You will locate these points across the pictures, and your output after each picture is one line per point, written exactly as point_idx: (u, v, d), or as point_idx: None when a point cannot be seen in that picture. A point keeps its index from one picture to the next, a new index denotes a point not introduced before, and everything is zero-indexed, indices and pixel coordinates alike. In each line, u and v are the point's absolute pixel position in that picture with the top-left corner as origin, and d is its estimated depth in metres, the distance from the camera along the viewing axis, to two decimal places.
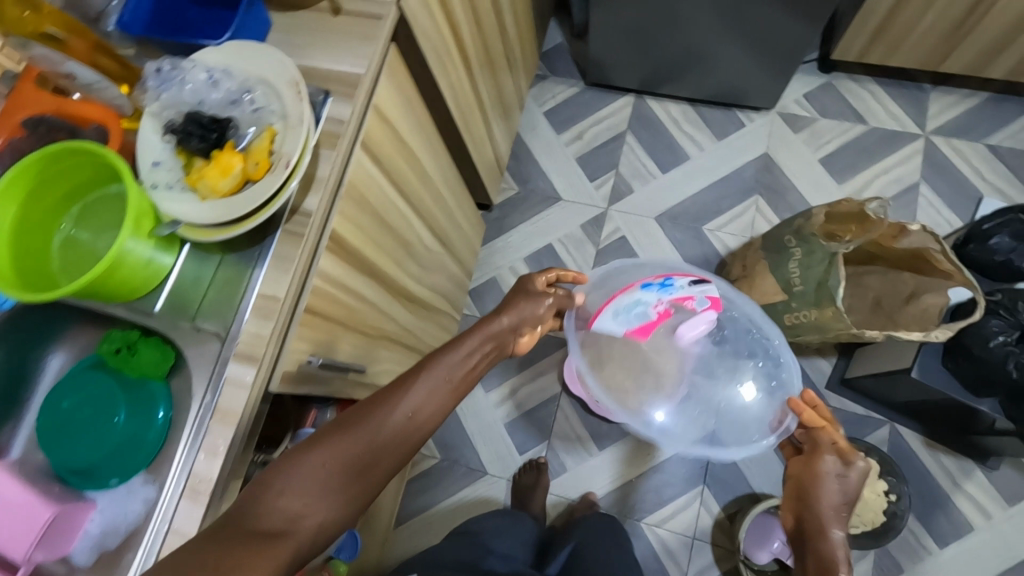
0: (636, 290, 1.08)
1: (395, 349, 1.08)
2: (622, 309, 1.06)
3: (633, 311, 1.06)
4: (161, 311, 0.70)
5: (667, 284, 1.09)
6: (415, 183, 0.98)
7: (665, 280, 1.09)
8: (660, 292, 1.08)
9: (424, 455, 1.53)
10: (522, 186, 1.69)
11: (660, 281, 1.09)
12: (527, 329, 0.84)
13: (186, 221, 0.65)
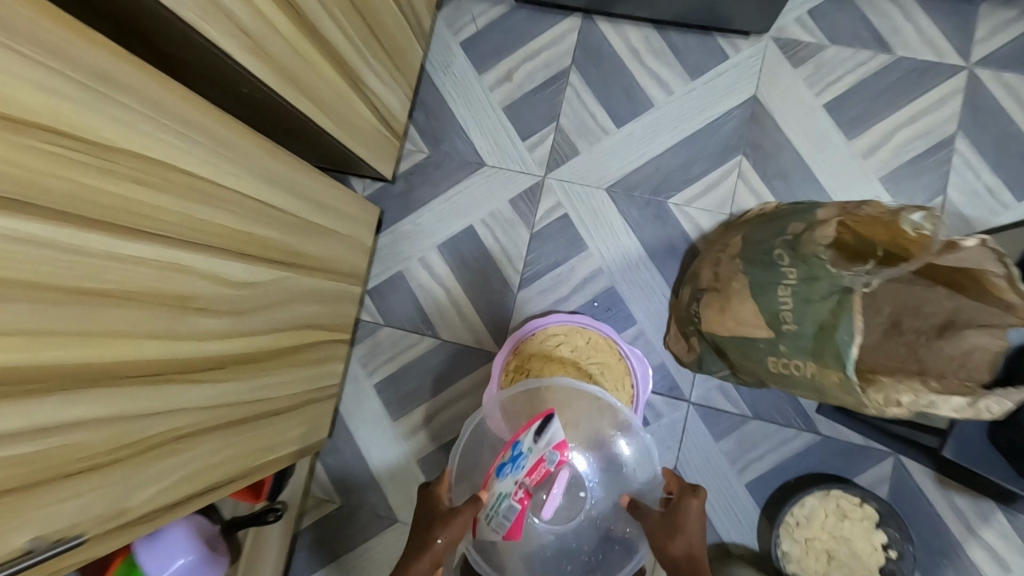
0: (492, 481, 0.96)
1: (200, 440, 0.74)
2: (491, 512, 0.95)
3: (502, 510, 0.94)
4: None
5: (518, 456, 0.95)
6: (171, 210, 0.60)
7: (514, 452, 0.96)
8: (513, 472, 0.94)
9: (321, 499, 1.25)
10: (434, 149, 1.29)
11: (508, 459, 0.96)
12: (439, 536, 0.92)
13: None
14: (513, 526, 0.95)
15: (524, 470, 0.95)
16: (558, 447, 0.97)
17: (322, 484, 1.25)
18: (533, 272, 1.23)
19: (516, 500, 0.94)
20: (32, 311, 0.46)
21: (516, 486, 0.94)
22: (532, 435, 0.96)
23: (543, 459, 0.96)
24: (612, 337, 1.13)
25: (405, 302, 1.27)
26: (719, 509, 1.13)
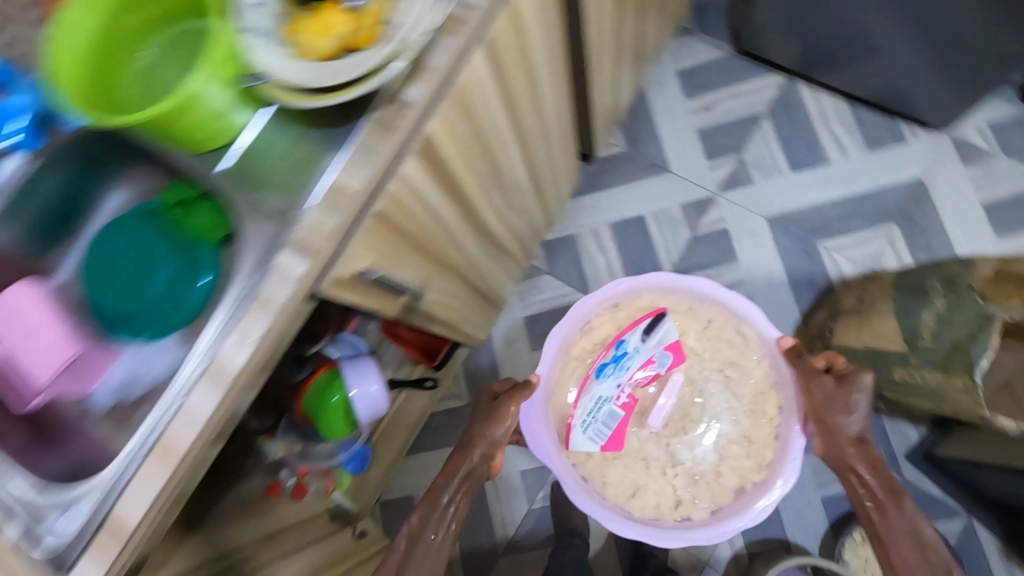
0: (589, 384, 0.97)
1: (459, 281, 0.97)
2: (587, 419, 0.97)
3: (603, 421, 0.97)
4: (224, 173, 0.62)
5: (622, 354, 0.97)
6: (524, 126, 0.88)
7: (618, 351, 0.97)
8: (616, 376, 0.97)
9: (451, 396, 1.49)
10: (631, 146, 1.52)
11: (610, 359, 0.97)
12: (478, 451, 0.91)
13: (275, 80, 0.57)
14: (614, 437, 0.98)
15: (627, 370, 0.97)
16: (668, 349, 1.00)
17: (455, 383, 1.49)
18: (684, 267, 1.44)
19: (617, 407, 0.97)
20: (466, 113, 0.69)
21: (617, 388, 0.97)
22: (639, 334, 0.98)
23: (652, 360, 1.00)
24: (736, 311, 1.04)
25: (571, 261, 1.50)
26: (793, 511, 1.28)
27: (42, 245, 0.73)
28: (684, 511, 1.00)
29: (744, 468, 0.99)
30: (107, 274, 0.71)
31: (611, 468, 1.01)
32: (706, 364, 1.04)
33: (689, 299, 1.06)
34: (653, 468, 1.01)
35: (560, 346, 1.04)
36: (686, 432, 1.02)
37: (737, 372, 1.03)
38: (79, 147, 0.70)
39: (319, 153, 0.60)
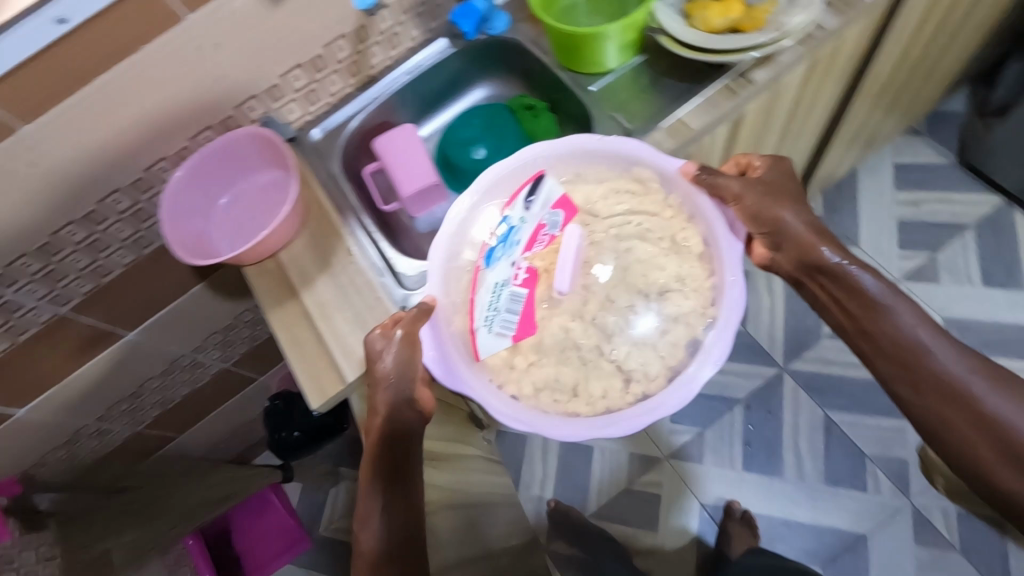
0: (480, 277, 0.73)
1: None
2: (490, 314, 0.70)
3: (509, 310, 0.69)
4: (596, 92, 0.84)
5: (511, 232, 0.73)
6: (783, 144, 1.05)
7: (504, 228, 0.74)
8: (502, 258, 0.73)
9: None
10: (828, 213, 1.62)
11: (497, 243, 0.74)
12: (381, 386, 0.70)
13: (669, 35, 0.78)
14: (526, 324, 0.70)
15: (525, 246, 0.72)
16: (558, 207, 0.74)
17: None
18: None
19: (518, 284, 0.70)
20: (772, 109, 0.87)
21: (512, 265, 0.71)
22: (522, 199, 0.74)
23: (544, 225, 0.73)
24: (700, 214, 0.75)
25: None
26: None
27: (417, 104, 0.98)
28: (637, 390, 0.70)
29: (691, 309, 0.72)
30: (459, 141, 0.95)
31: (545, 359, 0.72)
32: (642, 270, 0.73)
33: (623, 173, 0.79)
34: (585, 357, 0.72)
35: (457, 239, 0.79)
36: (626, 310, 0.72)
37: (654, 226, 0.76)
38: (491, 45, 0.93)
39: (670, 97, 0.81)
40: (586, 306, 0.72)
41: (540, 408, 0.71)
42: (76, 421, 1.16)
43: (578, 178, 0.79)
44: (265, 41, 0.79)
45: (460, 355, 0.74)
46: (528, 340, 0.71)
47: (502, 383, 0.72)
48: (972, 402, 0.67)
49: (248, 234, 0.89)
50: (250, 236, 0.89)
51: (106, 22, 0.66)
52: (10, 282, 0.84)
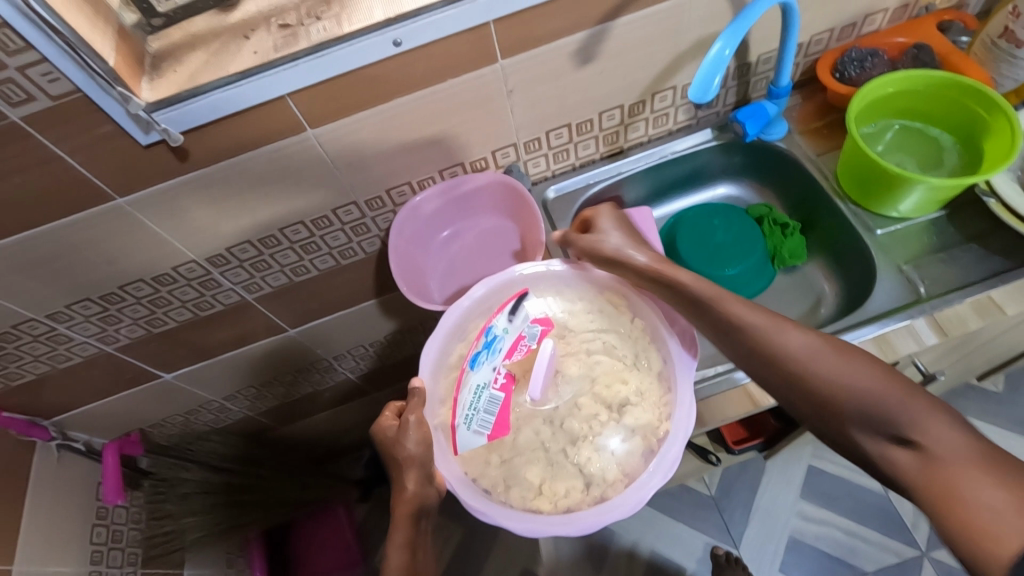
0: (463, 377, 0.59)
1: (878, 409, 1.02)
2: (469, 414, 0.57)
3: (484, 411, 0.56)
4: (883, 237, 0.75)
5: (493, 339, 0.60)
6: None
7: (486, 333, 0.61)
8: (489, 360, 0.58)
9: (701, 483, 1.48)
10: (1010, 393, 1.45)
11: (481, 345, 0.60)
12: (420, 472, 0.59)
13: (1001, 201, 0.68)
14: (502, 424, 0.57)
15: (506, 354, 0.58)
16: (539, 322, 0.60)
17: (712, 472, 1.48)
18: None
19: (498, 388, 0.57)
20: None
21: (495, 370, 0.57)
22: (503, 313, 0.61)
23: (524, 338, 0.59)
24: (658, 333, 0.65)
25: None
26: None
27: (654, 186, 0.92)
28: (596, 492, 0.58)
29: (646, 424, 0.60)
30: (696, 237, 0.87)
31: (517, 460, 0.60)
32: (600, 382, 0.62)
33: (594, 297, 0.69)
34: (553, 456, 0.60)
35: (454, 338, 0.67)
36: (594, 426, 0.60)
37: (619, 342, 0.65)
38: (758, 149, 0.86)
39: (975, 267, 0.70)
40: (557, 413, 0.61)
41: (509, 502, 0.59)
42: (206, 394, 1.14)
43: (557, 299, 0.69)
44: (552, 97, 0.75)
45: (440, 453, 0.61)
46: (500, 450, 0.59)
47: (483, 477, 0.60)
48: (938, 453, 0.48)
49: (460, 278, 0.86)
50: (462, 280, 0.86)
51: (432, 51, 0.63)
52: (222, 263, 0.82)
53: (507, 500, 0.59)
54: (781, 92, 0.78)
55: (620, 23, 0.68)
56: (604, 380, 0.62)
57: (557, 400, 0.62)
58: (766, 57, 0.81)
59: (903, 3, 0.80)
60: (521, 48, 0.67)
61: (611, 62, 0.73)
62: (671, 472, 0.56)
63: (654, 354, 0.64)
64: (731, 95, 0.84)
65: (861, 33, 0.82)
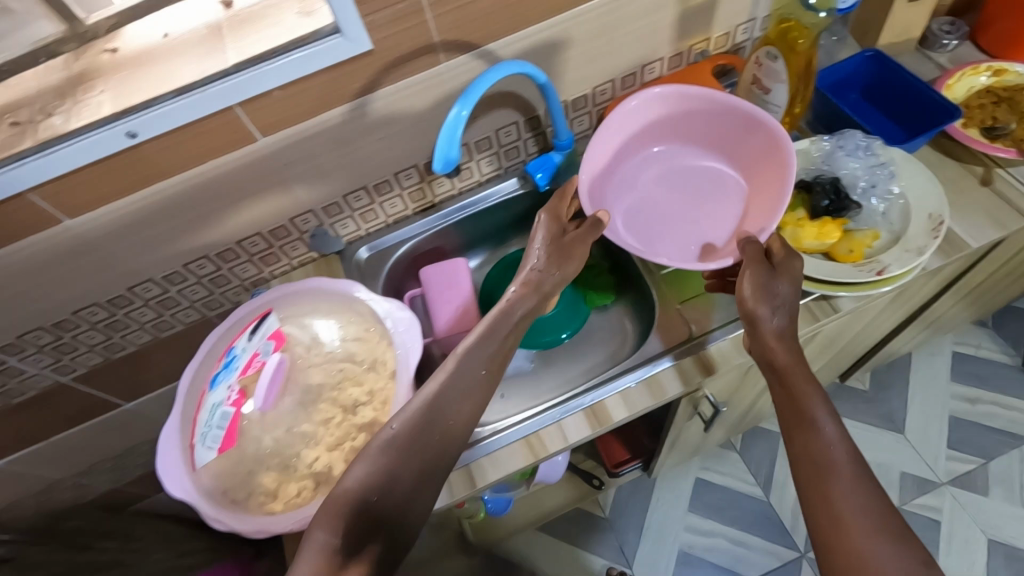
0: (204, 399, 0.62)
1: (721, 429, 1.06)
2: (204, 431, 0.60)
3: (216, 425, 0.59)
4: (665, 277, 0.78)
5: (232, 359, 0.64)
6: (852, 341, 0.97)
7: (227, 355, 0.65)
8: (225, 378, 0.62)
9: (595, 505, 1.51)
10: (875, 390, 1.52)
11: (221, 367, 0.64)
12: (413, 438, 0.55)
13: None
14: (230, 436, 0.59)
15: (240, 371, 0.62)
16: (273, 337, 0.64)
17: (605, 493, 1.51)
18: None
19: (228, 404, 0.60)
20: (849, 327, 0.80)
21: (227, 388, 0.61)
22: (243, 336, 0.66)
23: (256, 354, 0.63)
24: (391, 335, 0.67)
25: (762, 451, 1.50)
26: None
27: (475, 234, 0.94)
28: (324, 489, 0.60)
29: (370, 420, 0.63)
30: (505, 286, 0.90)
31: (255, 469, 0.60)
32: (337, 387, 0.64)
33: (343, 308, 0.71)
34: (289, 459, 0.60)
35: (206, 362, 0.67)
36: (331, 428, 0.62)
37: (359, 348, 0.67)
38: None
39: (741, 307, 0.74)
40: (293, 418, 0.61)
41: (248, 509, 0.59)
42: (54, 473, 1.09)
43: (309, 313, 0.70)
44: (335, 164, 0.76)
45: (180, 472, 0.60)
46: (252, 493, 0.59)
47: (228, 489, 0.60)
48: (844, 521, 0.51)
49: (642, 221, 0.78)
50: (656, 220, 0.78)
51: (177, 137, 0.63)
52: (17, 350, 0.80)
53: (247, 510, 0.59)
54: (564, 144, 0.81)
55: (380, 94, 0.70)
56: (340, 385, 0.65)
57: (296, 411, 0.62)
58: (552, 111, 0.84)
59: (675, 53, 0.85)
60: (281, 126, 0.68)
61: (386, 127, 0.75)
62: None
63: (387, 354, 0.67)
64: (530, 145, 0.88)
65: (644, 81, 0.87)
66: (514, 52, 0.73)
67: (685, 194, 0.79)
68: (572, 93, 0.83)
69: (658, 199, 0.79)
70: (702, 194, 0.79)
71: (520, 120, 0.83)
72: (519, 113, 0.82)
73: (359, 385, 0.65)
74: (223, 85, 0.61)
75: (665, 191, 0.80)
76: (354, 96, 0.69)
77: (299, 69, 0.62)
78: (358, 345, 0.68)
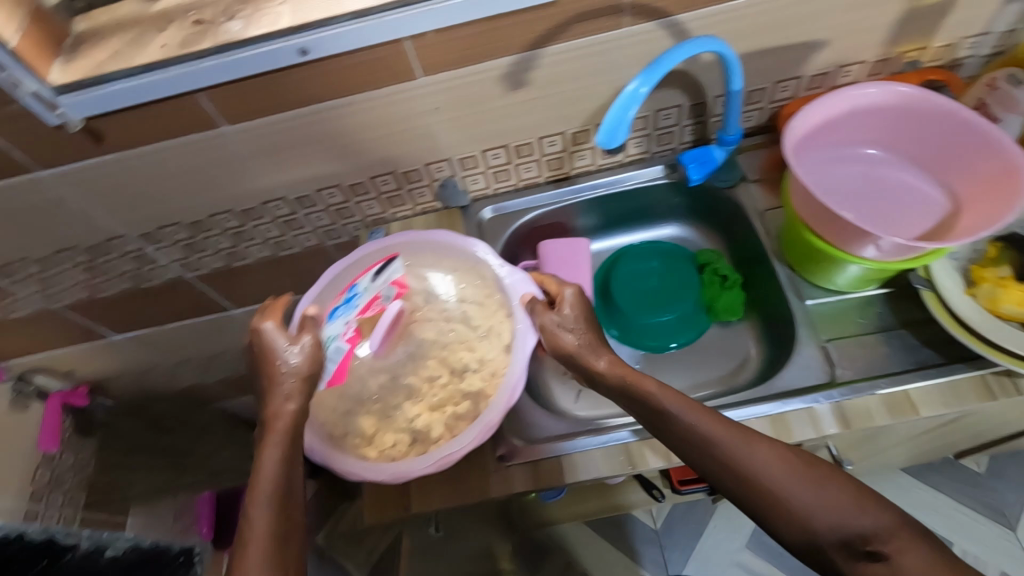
0: (320, 329, 0.61)
1: None
2: None
3: (329, 360, 0.57)
4: (812, 309, 0.70)
5: (353, 296, 0.62)
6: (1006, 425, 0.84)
7: (348, 292, 0.63)
8: (342, 313, 0.60)
9: (647, 514, 1.45)
10: (990, 476, 1.35)
11: (341, 301, 0.62)
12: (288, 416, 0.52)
13: (934, 291, 0.63)
14: (340, 373, 0.58)
15: (359, 310, 0.60)
16: (396, 284, 0.63)
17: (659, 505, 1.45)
18: None
19: (343, 341, 0.58)
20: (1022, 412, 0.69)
21: (342, 325, 0.59)
22: (367, 274, 0.63)
23: (377, 297, 0.61)
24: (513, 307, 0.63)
25: None
26: None
27: (602, 217, 0.89)
28: (420, 447, 0.58)
29: (477, 390, 0.60)
30: (627, 278, 0.84)
31: (356, 411, 0.60)
32: (448, 348, 0.64)
33: (464, 266, 0.68)
34: (390, 409, 0.60)
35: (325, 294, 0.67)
36: (434, 388, 0.61)
37: (477, 313, 0.65)
38: (708, 194, 0.82)
39: (899, 361, 0.65)
40: (400, 369, 0.62)
41: (342, 448, 0.58)
42: (159, 357, 1.17)
43: (431, 269, 0.69)
44: (483, 117, 0.73)
45: None
46: (348, 434, 0.59)
47: (326, 424, 0.59)
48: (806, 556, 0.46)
49: (828, 191, 0.65)
50: (842, 195, 0.65)
51: (343, 62, 0.62)
52: (155, 240, 0.84)
53: (340, 449, 0.58)
54: (730, 139, 0.73)
55: (547, 50, 0.65)
56: (450, 346, 0.64)
57: (403, 362, 0.63)
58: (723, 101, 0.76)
59: (881, 58, 0.73)
60: (441, 67, 0.65)
61: (544, 86, 0.70)
62: (484, 436, 0.55)
63: (504, 326, 0.63)
64: (686, 134, 0.80)
65: (833, 85, 0.77)
66: (702, 28, 0.66)
67: (869, 184, 0.65)
68: (751, 84, 0.74)
69: (843, 175, 0.66)
70: (886, 193, 0.65)
71: (685, 104, 0.75)
72: (687, 97, 0.74)
73: (470, 350, 0.63)
74: (398, 15, 0.58)
75: (852, 170, 0.66)
76: (522, 46, 0.64)
77: (476, 9, 0.59)
78: (472, 310, 0.66)
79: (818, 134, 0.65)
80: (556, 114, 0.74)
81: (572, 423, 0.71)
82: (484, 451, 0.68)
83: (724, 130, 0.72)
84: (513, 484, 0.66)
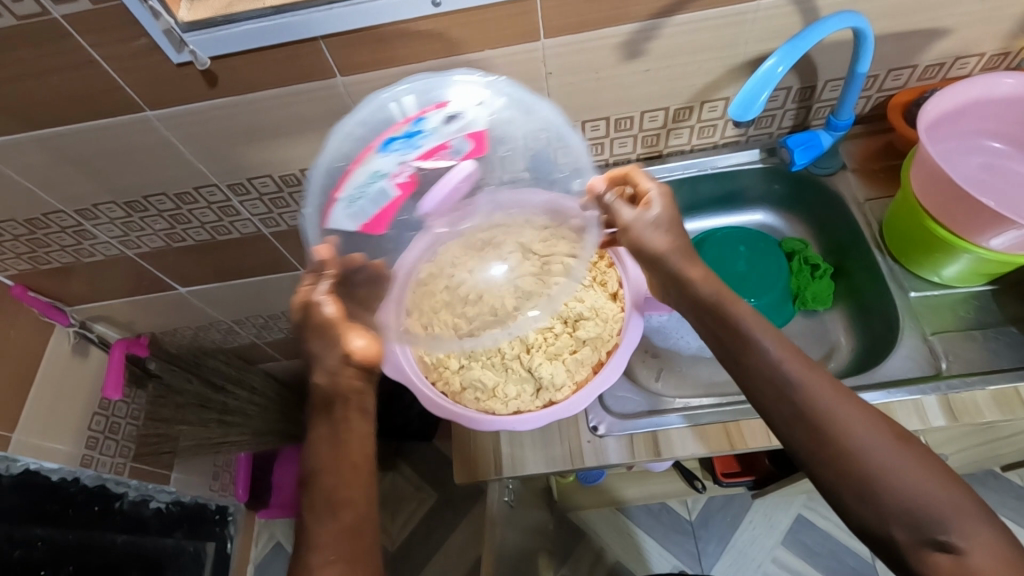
0: (364, 156, 0.51)
1: None
2: None
3: (370, 198, 0.52)
4: (915, 301, 0.70)
5: (418, 132, 0.51)
6: None
7: (410, 119, 0.52)
8: (403, 151, 0.51)
9: (682, 505, 1.45)
10: None
11: (400, 130, 0.51)
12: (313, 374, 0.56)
13: None
14: (380, 221, 0.55)
15: (421, 153, 0.52)
16: (473, 141, 0.54)
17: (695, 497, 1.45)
18: None
19: (394, 184, 0.52)
20: None
21: (399, 166, 0.52)
22: (439, 115, 0.52)
23: (446, 148, 0.53)
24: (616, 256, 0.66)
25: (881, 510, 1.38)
26: None
27: (687, 199, 0.88)
28: (545, 396, 0.62)
29: (597, 336, 0.63)
30: (713, 260, 0.82)
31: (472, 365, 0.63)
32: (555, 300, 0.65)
33: None
34: (508, 362, 0.63)
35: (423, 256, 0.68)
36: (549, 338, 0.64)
37: None
38: (805, 181, 0.81)
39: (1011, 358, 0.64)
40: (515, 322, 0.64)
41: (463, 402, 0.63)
42: (216, 314, 1.17)
43: None
44: (591, 86, 0.72)
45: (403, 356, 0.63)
46: (470, 386, 0.63)
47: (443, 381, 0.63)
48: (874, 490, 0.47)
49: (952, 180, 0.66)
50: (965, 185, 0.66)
51: (469, 19, 0.61)
52: (242, 192, 0.84)
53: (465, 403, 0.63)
54: (840, 125, 0.73)
55: (672, 19, 0.64)
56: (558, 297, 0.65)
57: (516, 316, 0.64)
58: (835, 85, 0.74)
59: (1001, 51, 0.72)
60: (565, 30, 0.64)
61: (661, 57, 0.68)
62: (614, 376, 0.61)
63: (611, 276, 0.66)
64: (788, 118, 0.79)
65: (946, 76, 0.75)
66: (831, 7, 0.65)
67: (989, 176, 0.67)
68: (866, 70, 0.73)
69: (962, 167, 0.67)
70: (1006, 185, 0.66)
71: (795, 87, 0.74)
72: (800, 79, 0.73)
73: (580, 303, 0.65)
74: None
75: (970, 161, 0.68)
76: (650, 13, 0.63)
77: None
78: None
79: (939, 125, 0.67)
80: (665, 87, 0.73)
81: (665, 398, 0.70)
82: (579, 422, 0.67)
83: (836, 111, 0.72)
84: (607, 455, 0.66)
